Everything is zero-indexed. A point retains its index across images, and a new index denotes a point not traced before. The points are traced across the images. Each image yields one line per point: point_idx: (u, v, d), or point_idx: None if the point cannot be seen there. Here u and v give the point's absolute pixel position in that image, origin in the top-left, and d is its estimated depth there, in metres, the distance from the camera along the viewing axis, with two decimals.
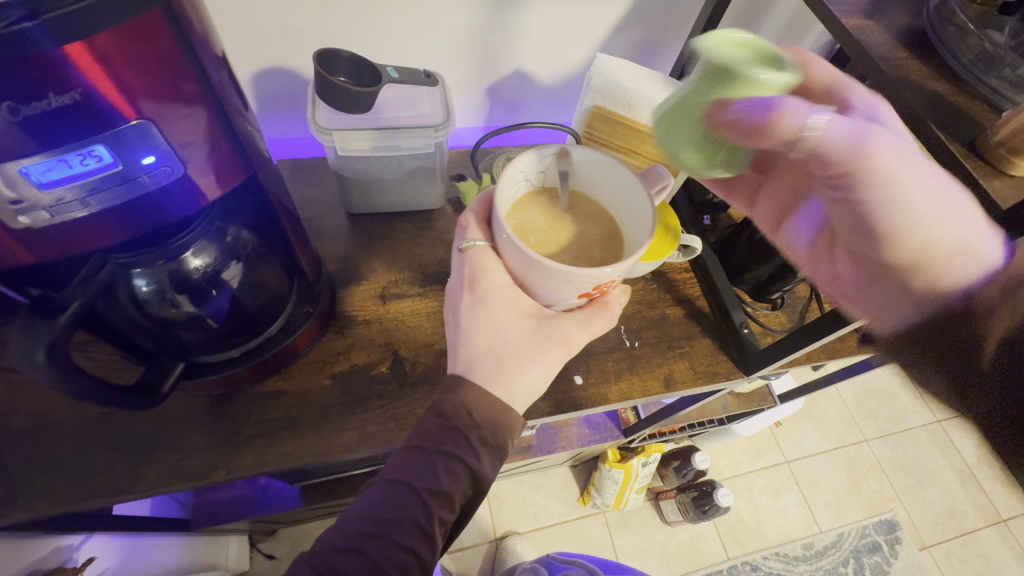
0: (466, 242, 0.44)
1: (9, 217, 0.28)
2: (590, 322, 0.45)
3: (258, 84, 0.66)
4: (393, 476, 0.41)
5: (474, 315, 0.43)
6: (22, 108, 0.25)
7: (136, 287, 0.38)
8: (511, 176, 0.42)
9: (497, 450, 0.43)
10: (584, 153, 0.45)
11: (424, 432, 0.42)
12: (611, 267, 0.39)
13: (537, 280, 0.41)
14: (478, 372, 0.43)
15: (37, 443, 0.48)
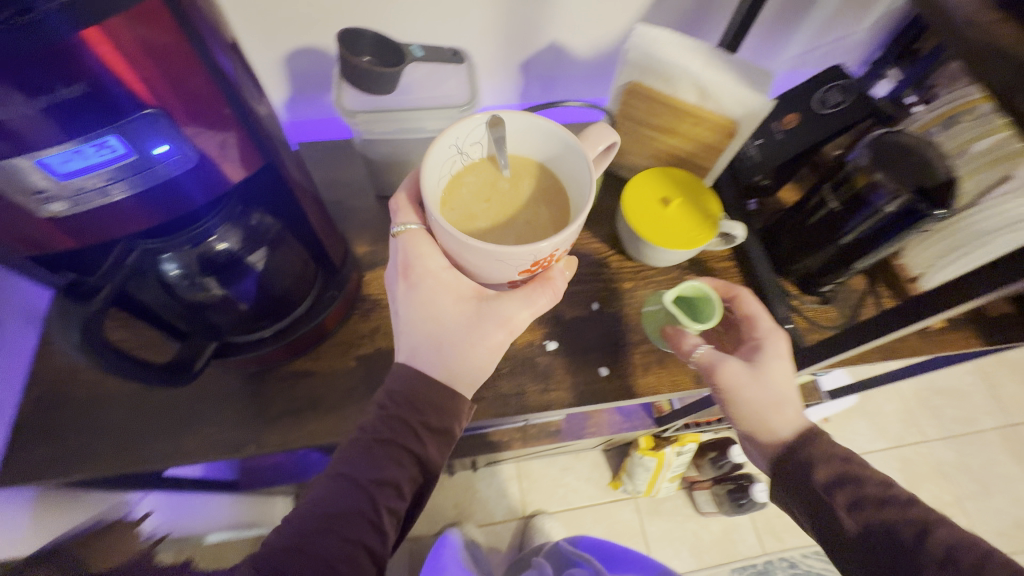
0: (399, 226, 0.45)
1: (37, 205, 0.29)
2: (533, 300, 0.45)
3: (290, 65, 0.67)
4: (336, 471, 0.42)
5: (411, 303, 0.45)
6: (34, 102, 0.25)
7: (165, 270, 0.39)
8: (441, 150, 0.41)
9: (441, 435, 0.44)
10: (518, 119, 0.43)
11: (365, 425, 0.43)
12: (546, 245, 0.39)
13: (473, 260, 0.42)
14: (421, 355, 0.45)
15: (92, 410, 0.52)
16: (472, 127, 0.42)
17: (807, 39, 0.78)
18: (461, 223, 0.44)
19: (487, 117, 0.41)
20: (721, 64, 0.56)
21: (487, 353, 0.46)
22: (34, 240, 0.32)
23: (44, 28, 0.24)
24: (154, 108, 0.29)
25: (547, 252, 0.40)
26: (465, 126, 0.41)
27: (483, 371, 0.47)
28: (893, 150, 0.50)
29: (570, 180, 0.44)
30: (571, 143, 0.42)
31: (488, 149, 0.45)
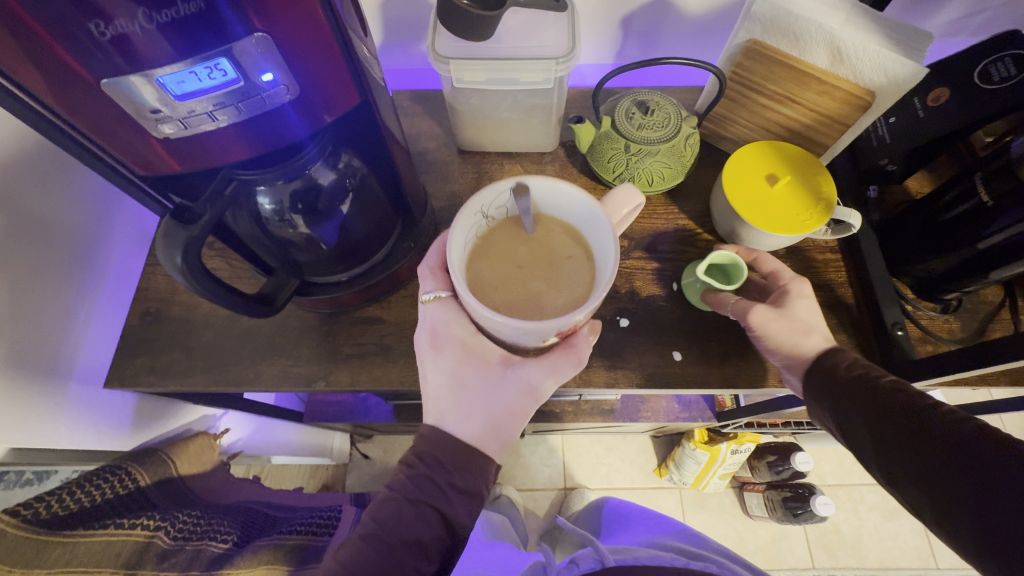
0: (429, 294, 0.46)
1: (153, 125, 0.30)
2: (559, 367, 0.44)
3: (385, 9, 0.65)
4: (368, 530, 0.44)
5: (438, 369, 0.46)
6: (155, 16, 0.25)
7: (260, 204, 0.41)
8: (467, 219, 0.40)
9: (471, 496, 0.45)
10: (544, 183, 0.41)
11: (396, 485, 0.45)
12: (576, 315, 0.38)
13: (498, 332, 0.41)
14: (448, 420, 0.46)
15: (186, 330, 0.56)
16: (496, 192, 0.41)
17: (969, 3, 0.66)
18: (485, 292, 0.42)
19: (513, 184, 0.40)
20: (866, 21, 0.48)
21: (510, 419, 0.46)
22: (147, 160, 0.33)
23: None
24: (264, 33, 0.28)
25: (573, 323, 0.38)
26: (490, 194, 0.40)
27: (511, 436, 0.46)
28: None
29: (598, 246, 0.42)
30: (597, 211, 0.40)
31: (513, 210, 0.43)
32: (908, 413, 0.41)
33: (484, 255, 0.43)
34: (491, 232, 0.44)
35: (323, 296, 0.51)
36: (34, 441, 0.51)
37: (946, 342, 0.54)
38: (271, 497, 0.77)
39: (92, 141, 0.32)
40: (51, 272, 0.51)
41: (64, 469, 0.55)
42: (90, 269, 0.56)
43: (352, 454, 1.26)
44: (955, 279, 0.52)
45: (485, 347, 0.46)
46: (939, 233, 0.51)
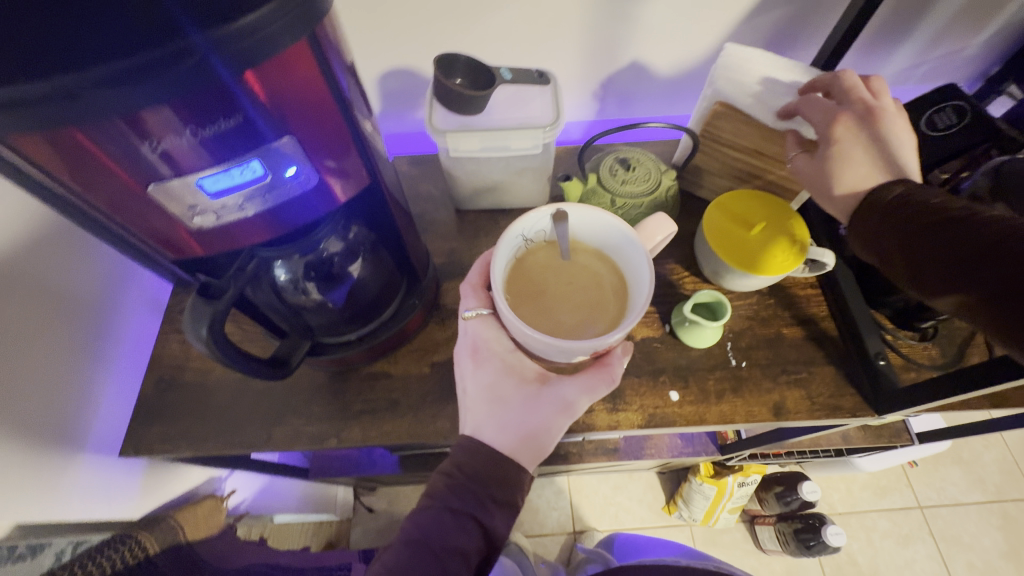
0: (470, 311, 0.49)
1: (188, 217, 0.33)
2: (592, 385, 0.48)
3: (384, 84, 0.71)
4: (411, 537, 0.45)
5: (478, 381, 0.49)
6: (200, 130, 0.29)
7: (276, 275, 0.44)
8: (510, 241, 0.46)
9: (507, 505, 0.47)
10: (579, 211, 0.46)
11: (436, 493, 0.46)
12: (611, 337, 0.41)
13: (536, 348, 0.45)
14: (486, 431, 0.48)
15: (200, 394, 0.58)
16: (537, 218, 0.46)
17: (912, 54, 0.74)
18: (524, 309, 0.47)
19: (552, 212, 0.45)
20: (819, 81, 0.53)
21: (545, 435, 0.48)
22: (181, 244, 0.36)
23: (204, 66, 0.26)
24: (291, 137, 0.32)
25: (606, 344, 0.42)
26: (530, 220, 0.46)
27: (544, 450, 0.49)
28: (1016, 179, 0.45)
29: (630, 267, 0.47)
30: (630, 237, 0.45)
31: (550, 235, 0.48)
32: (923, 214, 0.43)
33: (521, 275, 0.48)
34: (530, 253, 0.49)
35: (338, 355, 0.55)
36: (37, 513, 0.50)
37: (927, 368, 0.56)
38: (280, 559, 0.76)
39: (125, 227, 0.35)
40: (66, 345, 0.53)
41: (57, 541, 0.51)
42: (106, 338, 0.59)
43: (357, 508, 1.24)
44: (930, 307, 0.55)
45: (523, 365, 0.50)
46: None
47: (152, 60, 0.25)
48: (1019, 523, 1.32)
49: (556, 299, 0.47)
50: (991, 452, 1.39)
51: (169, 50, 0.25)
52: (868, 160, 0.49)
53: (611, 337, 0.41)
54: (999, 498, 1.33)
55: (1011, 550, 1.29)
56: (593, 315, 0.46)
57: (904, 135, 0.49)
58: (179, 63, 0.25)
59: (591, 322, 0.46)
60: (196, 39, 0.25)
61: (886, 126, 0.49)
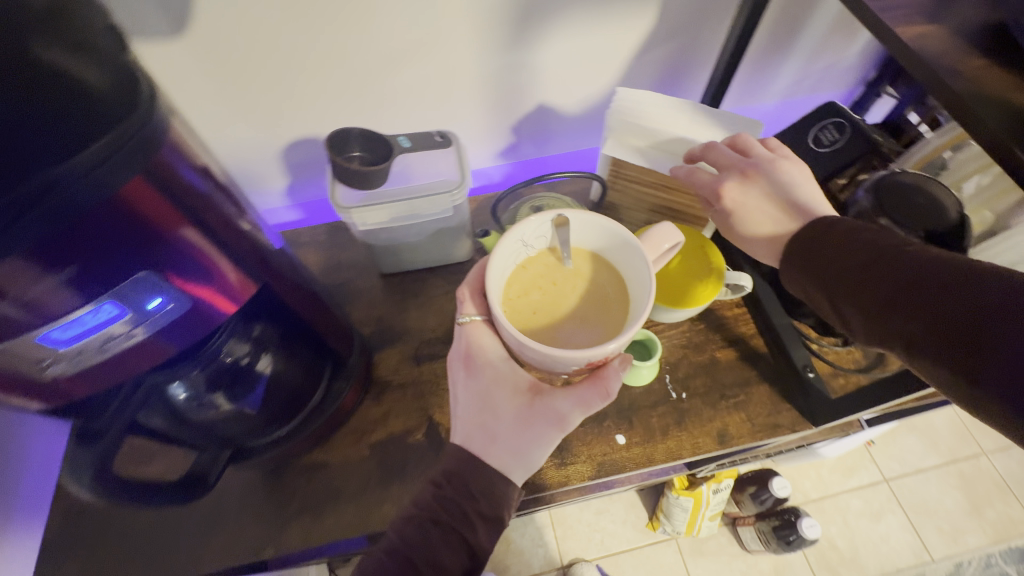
0: (464, 316, 0.47)
1: (37, 370, 0.29)
2: (584, 398, 0.44)
3: (289, 155, 0.69)
4: (392, 548, 0.41)
5: (470, 392, 0.46)
6: (30, 288, 0.26)
7: (173, 396, 0.40)
8: (508, 246, 0.44)
9: (492, 521, 0.43)
10: (580, 216, 0.45)
11: (420, 503, 0.42)
12: (607, 347, 0.40)
13: (532, 357, 0.43)
14: (474, 445, 0.44)
15: (113, 523, 0.52)
16: (538, 224, 0.45)
17: (797, 69, 0.78)
18: (522, 318, 0.45)
19: (553, 217, 0.44)
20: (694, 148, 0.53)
21: (537, 449, 0.45)
22: (46, 402, 0.32)
23: (69, 198, 0.25)
24: (148, 270, 0.31)
25: (602, 355, 0.40)
26: (530, 225, 0.44)
27: (534, 466, 0.45)
28: (894, 190, 0.48)
29: (631, 274, 0.46)
30: (629, 241, 0.44)
31: (550, 241, 0.47)
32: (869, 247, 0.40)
33: (520, 282, 0.46)
34: (530, 260, 0.47)
35: (268, 454, 0.52)
36: None
37: (854, 372, 0.58)
38: None
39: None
40: None
41: None
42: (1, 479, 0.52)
43: None
44: None
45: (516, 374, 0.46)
46: None
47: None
48: (975, 480, 1.39)
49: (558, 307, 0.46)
50: (939, 416, 1.47)
51: (32, 187, 0.24)
52: (771, 207, 0.47)
53: (608, 348, 0.40)
54: (954, 458, 1.40)
55: (973, 508, 1.36)
56: (595, 324, 0.45)
57: (793, 176, 0.48)
58: (36, 204, 0.24)
59: (592, 331, 0.44)
60: (60, 170, 0.24)
61: (768, 172, 0.48)
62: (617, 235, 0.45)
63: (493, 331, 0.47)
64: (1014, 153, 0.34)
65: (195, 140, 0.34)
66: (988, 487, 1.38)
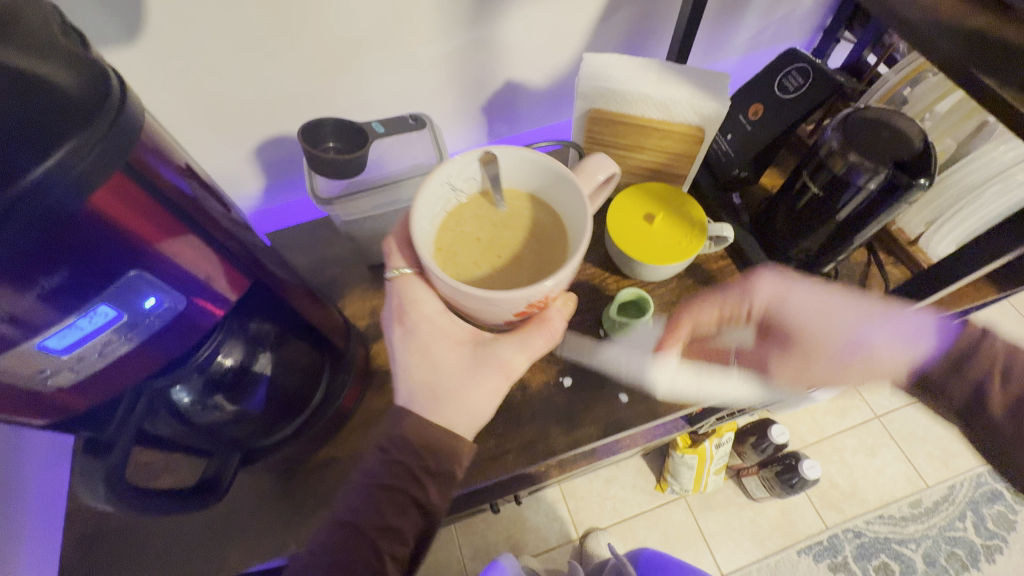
0: (393, 271, 0.48)
1: (38, 383, 0.30)
2: (531, 342, 0.47)
3: (261, 156, 0.68)
4: (342, 518, 0.45)
5: (406, 348, 0.47)
6: (21, 298, 0.26)
7: (177, 399, 0.41)
8: (435, 190, 0.45)
9: (440, 477, 0.46)
10: (509, 154, 0.47)
11: (369, 471, 0.45)
12: (544, 284, 0.41)
13: (467, 304, 0.44)
14: (418, 401, 0.46)
15: (128, 542, 0.52)
16: (463, 165, 0.46)
17: (756, 23, 0.79)
18: (454, 266, 0.46)
19: (478, 155, 0.45)
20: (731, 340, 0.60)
21: (486, 398, 0.47)
22: (49, 412, 0.32)
23: (47, 205, 0.24)
24: (139, 268, 0.30)
25: (542, 293, 0.42)
26: (457, 165, 0.45)
27: (482, 416, 0.48)
28: (858, 128, 0.50)
29: (566, 212, 0.47)
30: (562, 174, 0.45)
31: (479, 185, 0.49)
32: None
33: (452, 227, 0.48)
34: (459, 205, 0.48)
35: (275, 455, 0.51)
36: None
37: (839, 309, 0.61)
38: None
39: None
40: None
41: None
42: (5, 510, 0.51)
43: None
44: (826, 254, 0.60)
45: (455, 327, 0.48)
46: (803, 219, 0.58)
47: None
48: None
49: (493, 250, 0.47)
50: None
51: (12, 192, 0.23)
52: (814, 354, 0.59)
53: (546, 285, 0.41)
54: None
55: (960, 432, 1.42)
56: (530, 264, 0.47)
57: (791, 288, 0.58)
58: (17, 209, 0.23)
59: (526, 271, 0.47)
60: (37, 174, 0.23)
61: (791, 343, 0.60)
62: (550, 170, 0.46)
63: (426, 282, 0.48)
64: (971, 73, 0.35)
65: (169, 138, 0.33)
66: None
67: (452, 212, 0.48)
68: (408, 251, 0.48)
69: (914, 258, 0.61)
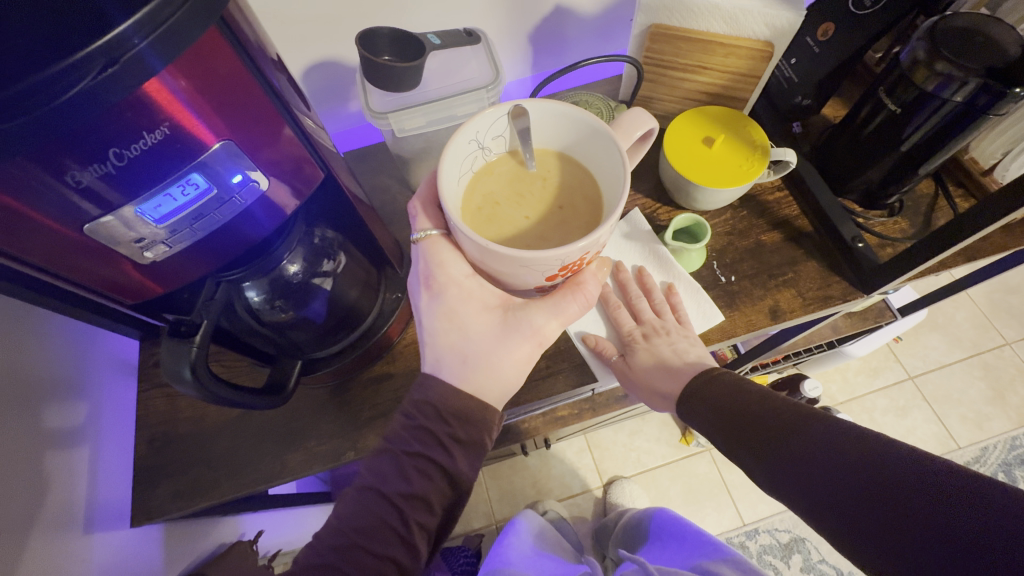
0: (420, 232, 0.47)
1: (137, 254, 0.31)
2: (564, 307, 0.46)
3: (308, 81, 0.68)
4: (365, 484, 0.45)
5: (434, 312, 0.47)
6: (125, 152, 0.26)
7: (249, 298, 0.42)
8: (460, 148, 0.42)
9: (470, 446, 0.46)
10: (540, 108, 0.43)
11: (393, 438, 0.46)
12: (578, 245, 0.38)
13: (498, 270, 0.42)
14: (445, 366, 0.47)
15: (196, 444, 0.54)
16: (492, 121, 0.43)
17: None
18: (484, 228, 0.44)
19: (507, 109, 0.42)
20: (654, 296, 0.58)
21: (515, 363, 0.47)
22: (138, 284, 0.33)
23: (140, 60, 0.24)
24: (227, 139, 0.30)
25: (577, 253, 0.39)
26: (485, 120, 0.42)
27: (512, 380, 0.48)
28: (949, 34, 0.46)
29: (603, 168, 0.44)
30: (599, 128, 0.42)
31: (509, 142, 0.46)
32: (756, 416, 0.42)
33: (481, 187, 0.46)
34: (489, 164, 0.46)
35: (334, 365, 0.52)
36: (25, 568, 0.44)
37: (902, 240, 0.58)
38: None
39: (57, 279, 0.31)
40: (64, 430, 0.53)
41: None
42: (80, 412, 0.55)
43: None
44: (893, 183, 0.57)
45: (485, 293, 0.47)
46: (869, 147, 0.56)
47: (69, 66, 0.22)
48: (999, 370, 1.41)
49: (523, 213, 0.45)
50: (963, 312, 1.47)
51: (102, 43, 0.23)
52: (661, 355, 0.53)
53: (580, 246, 0.38)
54: (977, 350, 1.42)
55: (996, 395, 1.39)
56: (561, 227, 0.45)
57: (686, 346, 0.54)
58: (110, 61, 0.23)
59: (556, 233, 0.44)
60: (125, 27, 0.23)
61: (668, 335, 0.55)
62: (584, 124, 0.43)
63: (453, 245, 0.47)
64: None
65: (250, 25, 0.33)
66: (1012, 375, 1.40)
67: (479, 172, 0.46)
68: (435, 213, 0.47)
69: (985, 187, 0.58)
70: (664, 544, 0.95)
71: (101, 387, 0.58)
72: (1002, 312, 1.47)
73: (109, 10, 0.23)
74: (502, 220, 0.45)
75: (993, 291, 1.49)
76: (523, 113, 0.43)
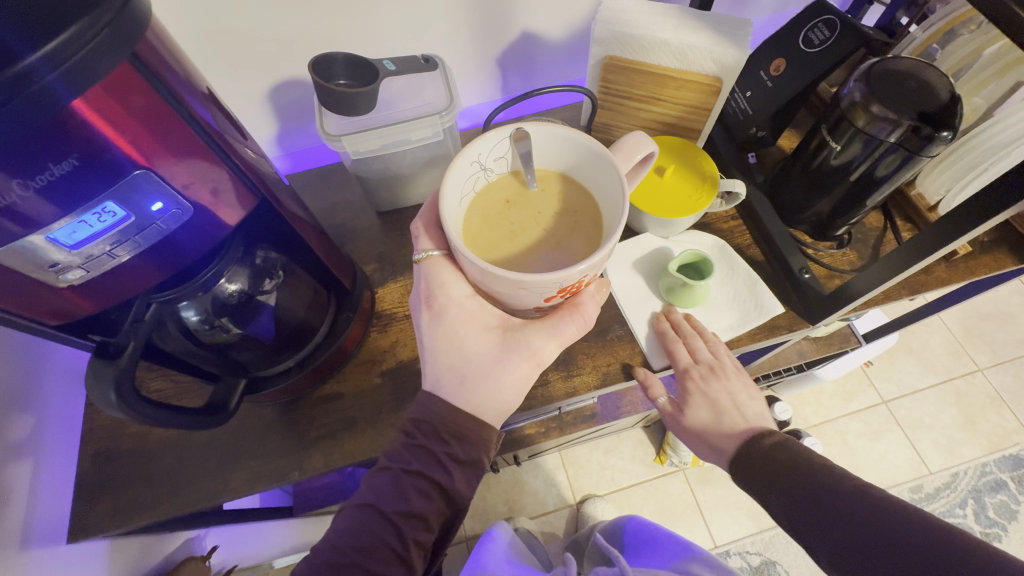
0: (421, 253, 0.47)
1: (53, 279, 0.31)
2: (562, 329, 0.46)
3: (275, 99, 0.69)
4: (364, 501, 0.45)
5: (434, 332, 0.47)
6: (31, 182, 0.26)
7: (185, 317, 0.42)
8: (462, 168, 0.42)
9: (471, 466, 0.46)
10: (541, 130, 0.44)
11: (392, 456, 0.45)
12: (578, 268, 0.38)
13: (502, 292, 0.42)
14: (444, 386, 0.47)
15: (141, 461, 0.54)
16: (495, 142, 0.43)
17: None
18: (486, 251, 0.44)
19: (510, 130, 0.42)
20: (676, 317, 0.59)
21: (516, 386, 0.47)
22: (59, 312, 0.33)
23: (47, 93, 0.24)
24: (147, 167, 0.30)
25: (573, 277, 0.39)
26: (487, 142, 0.42)
27: (506, 406, 0.48)
28: (884, 76, 0.48)
29: (602, 191, 0.45)
30: (599, 150, 0.42)
31: (512, 164, 0.46)
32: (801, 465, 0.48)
33: (485, 207, 0.46)
34: (492, 184, 0.47)
35: (280, 385, 0.52)
36: None
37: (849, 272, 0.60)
38: None
39: None
40: (7, 445, 0.52)
41: None
42: (25, 426, 0.55)
43: None
44: (839, 216, 0.58)
45: (485, 313, 0.47)
46: (816, 178, 0.57)
47: None
48: (971, 396, 1.42)
49: (526, 231, 0.45)
50: (936, 338, 1.49)
51: (8, 75, 0.23)
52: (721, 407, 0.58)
53: (578, 270, 0.38)
54: (950, 375, 1.43)
55: (968, 421, 1.39)
56: (565, 246, 0.45)
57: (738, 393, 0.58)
58: (13, 94, 0.23)
59: (559, 253, 0.44)
60: (31, 60, 0.23)
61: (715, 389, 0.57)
62: (585, 147, 0.43)
63: (453, 266, 0.47)
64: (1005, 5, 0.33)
65: (189, 61, 0.34)
66: (983, 402, 1.41)
67: (481, 192, 0.46)
68: (436, 234, 0.47)
69: (927, 219, 0.60)
70: (638, 553, 0.95)
71: (48, 401, 0.58)
72: (974, 337, 1.48)
73: (10, 43, 0.24)
74: (506, 239, 0.45)
75: (965, 317, 1.50)
76: (525, 135, 0.43)
